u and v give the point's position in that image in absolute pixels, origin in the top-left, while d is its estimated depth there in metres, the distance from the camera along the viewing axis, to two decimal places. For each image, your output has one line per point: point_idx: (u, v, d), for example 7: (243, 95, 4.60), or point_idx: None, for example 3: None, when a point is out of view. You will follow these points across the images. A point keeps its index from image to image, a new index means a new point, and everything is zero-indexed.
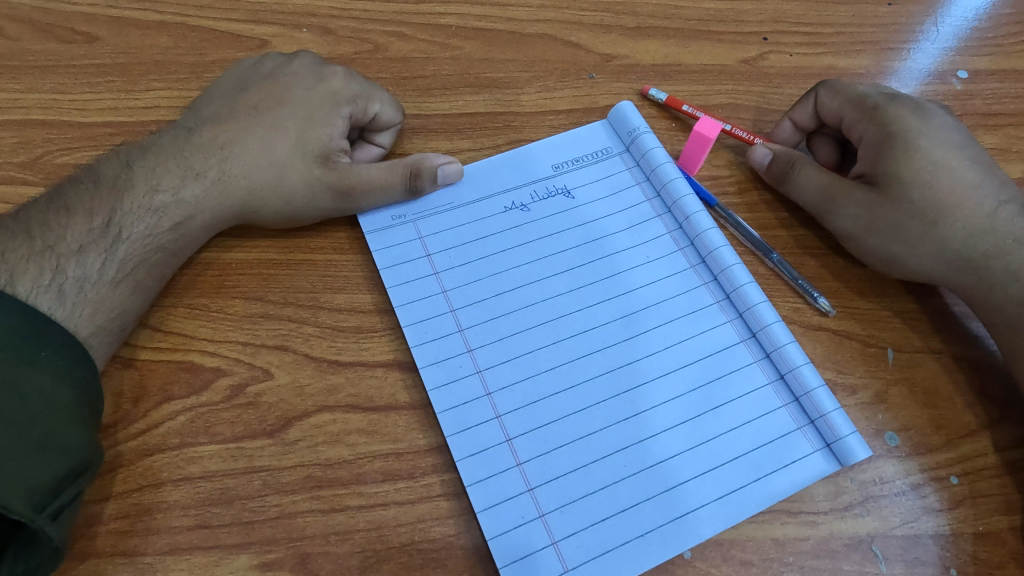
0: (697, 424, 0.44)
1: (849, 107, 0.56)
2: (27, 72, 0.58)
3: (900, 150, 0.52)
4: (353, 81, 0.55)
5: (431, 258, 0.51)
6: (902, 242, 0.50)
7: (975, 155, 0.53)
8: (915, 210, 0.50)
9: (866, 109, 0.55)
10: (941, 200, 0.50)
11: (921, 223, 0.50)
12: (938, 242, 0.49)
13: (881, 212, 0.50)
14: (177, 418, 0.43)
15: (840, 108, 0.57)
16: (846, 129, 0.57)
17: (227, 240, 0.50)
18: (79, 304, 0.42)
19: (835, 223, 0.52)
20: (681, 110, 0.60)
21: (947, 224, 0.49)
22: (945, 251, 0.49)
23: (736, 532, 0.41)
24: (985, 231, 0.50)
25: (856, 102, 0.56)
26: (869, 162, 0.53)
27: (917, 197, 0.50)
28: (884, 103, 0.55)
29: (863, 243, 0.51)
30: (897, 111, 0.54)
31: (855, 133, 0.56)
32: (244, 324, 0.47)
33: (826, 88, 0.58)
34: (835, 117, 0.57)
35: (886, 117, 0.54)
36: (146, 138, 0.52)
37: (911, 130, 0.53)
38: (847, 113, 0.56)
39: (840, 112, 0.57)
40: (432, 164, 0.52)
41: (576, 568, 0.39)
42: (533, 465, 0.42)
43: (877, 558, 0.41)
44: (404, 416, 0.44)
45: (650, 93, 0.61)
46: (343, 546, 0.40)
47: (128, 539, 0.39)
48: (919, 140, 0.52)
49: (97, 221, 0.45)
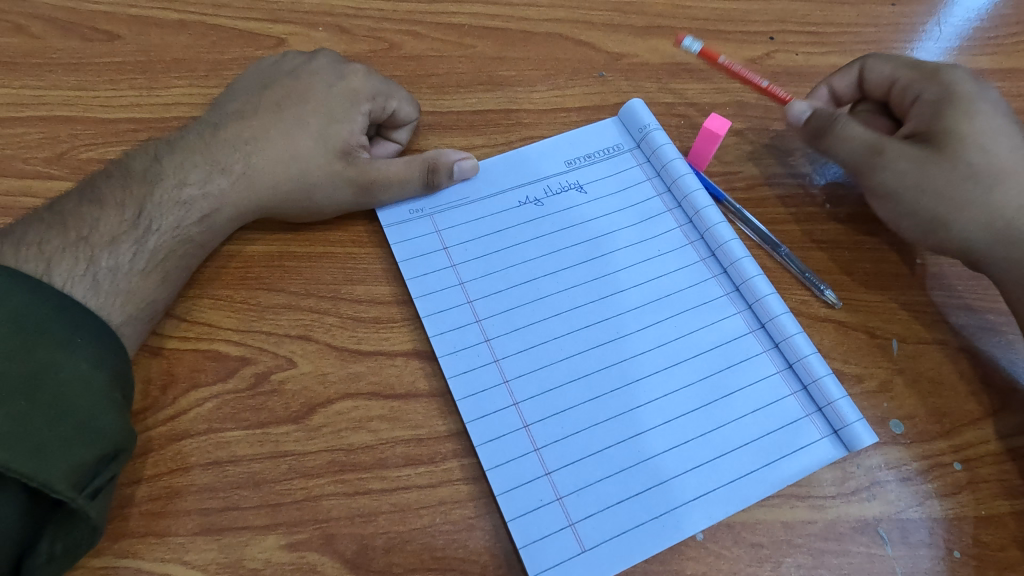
0: (708, 411, 0.46)
1: (903, 72, 0.57)
2: (50, 70, 0.59)
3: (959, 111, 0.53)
4: (372, 78, 0.56)
5: (448, 251, 0.52)
6: (948, 207, 0.51)
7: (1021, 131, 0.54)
8: (968, 172, 0.51)
9: (923, 72, 0.56)
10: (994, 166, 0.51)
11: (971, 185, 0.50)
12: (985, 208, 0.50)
13: (930, 171, 0.51)
14: (205, 405, 0.45)
15: (892, 73, 0.58)
16: (897, 92, 0.58)
17: (248, 233, 0.52)
18: (112, 293, 0.43)
19: (881, 178, 0.53)
20: (717, 62, 0.63)
21: (998, 192, 0.50)
22: (990, 219, 0.50)
23: (747, 515, 0.43)
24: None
25: (911, 67, 0.57)
26: (923, 120, 0.54)
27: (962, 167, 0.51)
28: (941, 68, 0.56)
29: (909, 202, 0.52)
30: (954, 77, 0.55)
31: (908, 94, 0.56)
32: (267, 314, 0.48)
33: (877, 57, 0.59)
34: (886, 82, 0.58)
35: (943, 80, 0.55)
36: (171, 134, 0.54)
37: (968, 95, 0.54)
38: (901, 76, 0.57)
39: (892, 77, 0.58)
40: (449, 160, 0.54)
41: (593, 549, 0.41)
42: (550, 450, 0.44)
43: (882, 540, 0.43)
44: (424, 403, 0.46)
45: (685, 44, 0.64)
46: (368, 528, 0.41)
47: (159, 520, 0.41)
48: (976, 106, 0.53)
49: (129, 213, 0.47)
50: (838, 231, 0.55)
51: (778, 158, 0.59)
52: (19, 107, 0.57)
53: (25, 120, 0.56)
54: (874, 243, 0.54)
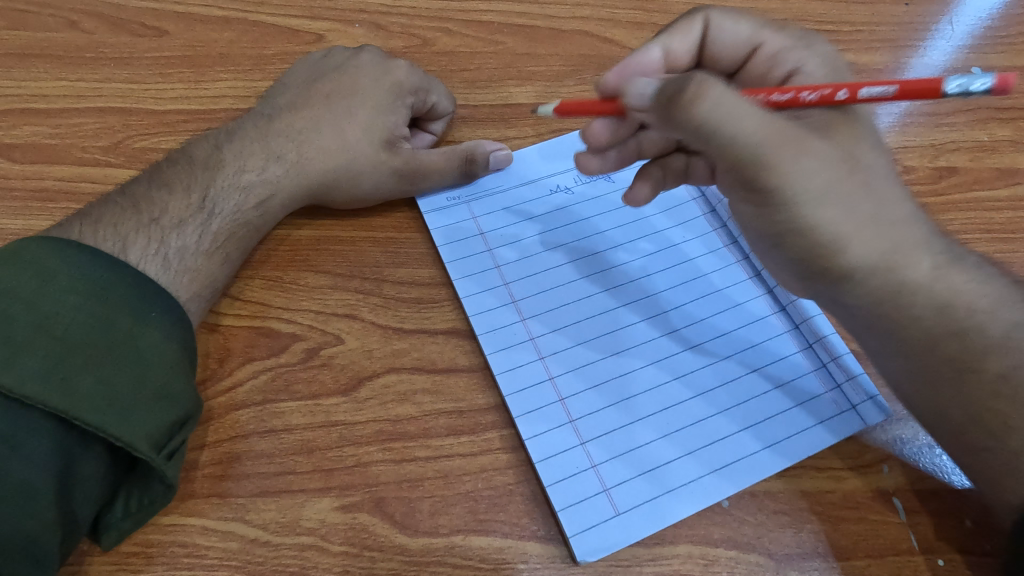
0: (733, 388, 0.48)
1: (765, 33, 0.52)
2: (102, 64, 0.62)
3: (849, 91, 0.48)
4: (414, 73, 0.59)
5: (484, 236, 0.55)
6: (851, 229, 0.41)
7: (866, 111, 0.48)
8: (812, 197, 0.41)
9: (790, 38, 0.51)
10: (864, 181, 0.42)
11: (866, 202, 0.41)
12: (875, 229, 0.41)
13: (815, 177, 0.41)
14: (260, 377, 0.48)
15: (751, 35, 0.52)
16: (761, 59, 0.52)
17: (297, 218, 0.55)
18: (180, 271, 0.47)
19: (768, 180, 0.41)
20: None
21: (881, 211, 0.41)
22: (878, 243, 0.41)
23: (769, 485, 0.45)
24: (918, 226, 0.42)
25: (772, 30, 0.52)
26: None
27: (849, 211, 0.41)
28: (808, 37, 0.51)
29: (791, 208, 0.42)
30: (821, 50, 0.51)
31: (779, 62, 0.51)
32: (314, 294, 0.51)
33: (723, 11, 0.53)
34: (746, 45, 0.52)
35: (837, 66, 0.50)
36: (227, 124, 0.57)
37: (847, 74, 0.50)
38: (765, 39, 0.51)
39: (753, 39, 0.52)
40: (485, 151, 0.57)
41: (626, 513, 0.43)
42: (585, 422, 0.46)
43: (897, 508, 0.45)
44: (464, 377, 0.48)
45: None
46: (414, 492, 0.44)
47: (221, 483, 0.44)
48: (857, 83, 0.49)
49: (194, 198, 0.50)
50: None
51: None
52: (75, 98, 0.60)
53: (82, 110, 0.59)
54: None
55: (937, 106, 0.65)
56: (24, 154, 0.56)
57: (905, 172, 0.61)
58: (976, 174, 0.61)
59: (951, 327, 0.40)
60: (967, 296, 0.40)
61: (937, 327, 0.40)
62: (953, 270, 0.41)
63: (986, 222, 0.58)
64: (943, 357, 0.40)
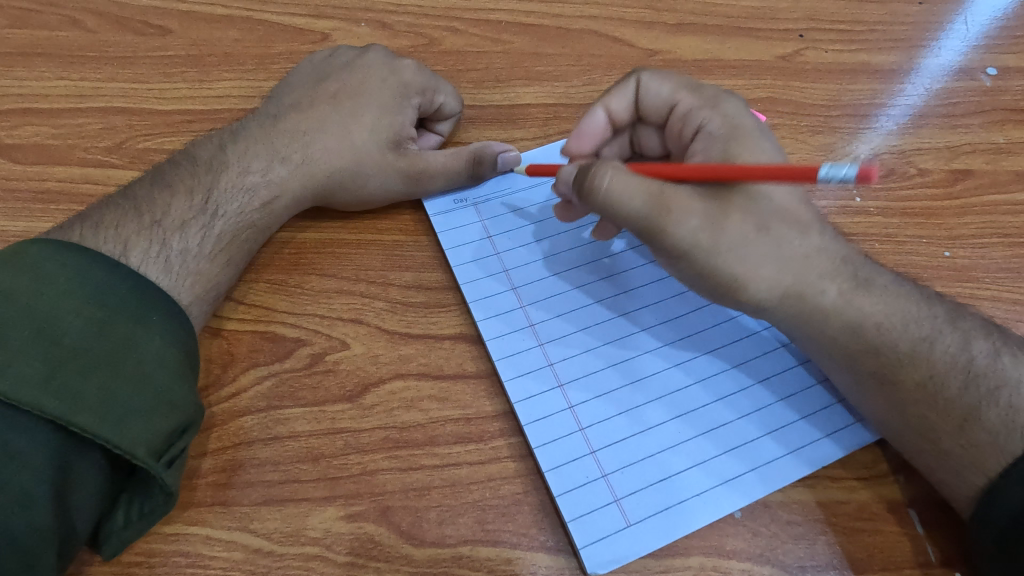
0: (745, 396, 0.48)
1: (683, 92, 0.52)
2: (105, 63, 0.61)
3: (740, 145, 0.48)
4: (421, 73, 0.58)
5: (492, 239, 0.54)
6: (766, 266, 0.44)
7: (776, 145, 0.49)
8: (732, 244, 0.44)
9: (703, 97, 0.51)
10: (768, 219, 0.45)
11: (770, 244, 0.44)
12: (780, 265, 0.44)
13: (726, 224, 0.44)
14: (264, 383, 0.47)
15: (671, 93, 0.53)
16: (678, 116, 0.52)
17: (302, 220, 0.54)
18: (183, 274, 0.46)
19: (676, 240, 0.44)
20: None
21: (788, 245, 0.45)
22: (782, 277, 0.45)
23: (783, 495, 0.44)
24: (824, 253, 0.46)
25: (691, 89, 0.52)
26: (707, 152, 0.49)
27: (763, 251, 0.44)
28: (722, 95, 0.51)
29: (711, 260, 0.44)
30: (735, 107, 0.50)
31: (690, 121, 0.51)
32: (320, 298, 0.50)
33: (651, 73, 0.54)
34: (666, 104, 0.53)
35: (740, 123, 0.49)
36: (231, 125, 0.56)
37: (752, 129, 0.49)
38: (681, 98, 0.52)
39: (671, 98, 0.53)
40: (493, 152, 0.56)
41: (637, 524, 0.42)
42: (595, 431, 0.45)
43: (913, 520, 0.43)
44: (472, 384, 0.48)
45: None
46: (421, 501, 0.43)
47: (225, 491, 0.43)
48: (759, 138, 0.49)
49: (197, 199, 0.49)
50: (869, 224, 0.57)
51: (810, 154, 0.61)
52: (77, 98, 0.59)
53: (85, 110, 0.58)
54: (904, 236, 0.56)
55: (951, 107, 0.64)
56: (25, 155, 0.55)
57: (920, 175, 0.59)
58: (992, 177, 0.60)
59: (863, 346, 0.45)
60: (876, 317, 0.45)
61: (854, 344, 0.45)
62: (860, 294, 0.45)
63: (1003, 225, 0.57)
64: (868, 368, 0.44)
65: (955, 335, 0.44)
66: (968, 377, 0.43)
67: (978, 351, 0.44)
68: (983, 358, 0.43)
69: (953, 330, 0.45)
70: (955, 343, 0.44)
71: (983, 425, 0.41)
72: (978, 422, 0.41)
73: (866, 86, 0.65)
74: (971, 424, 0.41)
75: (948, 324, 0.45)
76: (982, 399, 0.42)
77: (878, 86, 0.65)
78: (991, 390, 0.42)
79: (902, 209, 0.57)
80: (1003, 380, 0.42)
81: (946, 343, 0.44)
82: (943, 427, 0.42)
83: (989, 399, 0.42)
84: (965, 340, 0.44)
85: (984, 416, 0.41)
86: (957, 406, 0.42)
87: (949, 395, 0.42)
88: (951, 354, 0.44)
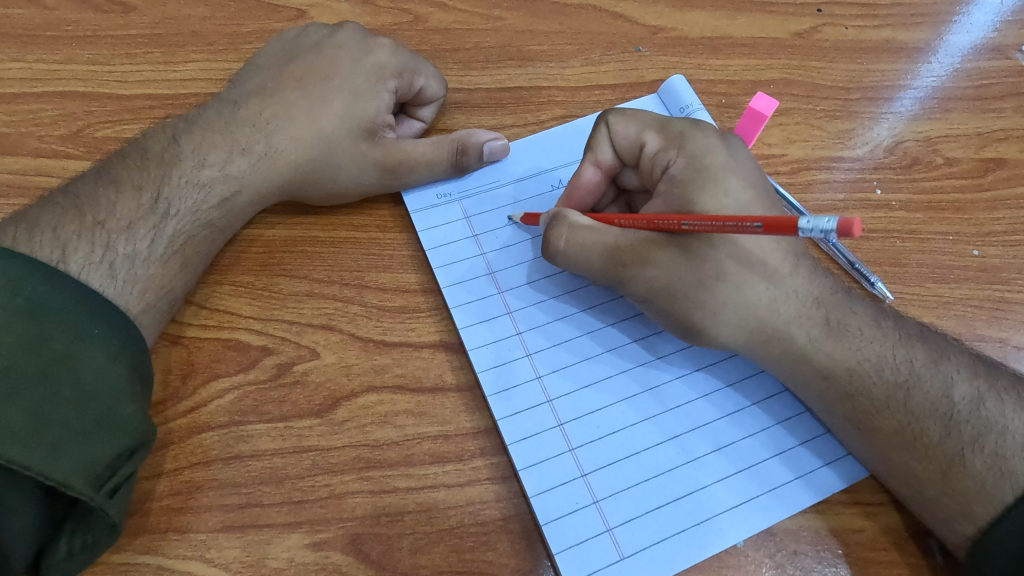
0: (750, 414, 0.43)
1: (650, 132, 0.46)
2: (63, 43, 0.57)
3: (702, 191, 0.42)
4: (398, 52, 0.53)
5: (478, 238, 0.49)
6: (728, 312, 0.41)
7: (749, 180, 0.43)
8: (690, 292, 0.41)
9: (669, 135, 0.45)
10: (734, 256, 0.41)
11: (732, 288, 0.41)
12: (744, 311, 0.41)
13: (682, 274, 0.41)
14: (226, 397, 0.43)
15: (638, 134, 0.47)
16: (646, 160, 0.46)
17: (271, 216, 0.50)
18: (129, 281, 0.42)
19: (643, 295, 0.42)
20: None
21: (751, 288, 0.41)
22: (747, 322, 0.41)
23: (791, 522, 0.40)
24: (795, 295, 0.42)
25: (658, 128, 0.46)
26: (669, 199, 0.44)
27: (723, 296, 0.41)
28: (691, 130, 0.45)
29: (672, 309, 0.42)
30: (704, 143, 0.44)
31: (657, 164, 0.46)
32: (288, 303, 0.46)
33: (618, 113, 0.48)
34: (635, 147, 0.47)
35: (706, 163, 0.43)
36: (189, 112, 0.52)
37: (721, 167, 0.43)
38: (648, 139, 0.46)
39: (639, 140, 0.47)
40: (479, 140, 0.51)
41: (632, 557, 0.39)
42: (586, 451, 0.42)
43: (932, 552, 0.39)
44: (452, 398, 0.44)
45: None
46: (393, 528, 0.40)
47: (180, 516, 0.40)
48: (727, 179, 0.43)
49: (146, 197, 0.45)
50: (890, 219, 0.52)
51: (827, 142, 0.56)
52: (32, 81, 0.55)
53: (41, 95, 0.54)
54: (930, 232, 0.51)
55: (983, 88, 0.58)
56: None
57: (948, 164, 0.54)
58: None
59: (838, 395, 0.41)
60: (849, 363, 0.41)
61: (826, 391, 0.41)
62: (833, 340, 0.41)
63: None
64: (844, 415, 0.41)
65: (936, 376, 0.40)
66: (948, 424, 0.38)
67: (961, 396, 0.39)
68: (967, 405, 0.39)
69: (933, 371, 0.40)
70: (935, 387, 0.39)
71: (968, 471, 0.37)
72: (962, 469, 0.37)
73: (889, 65, 0.60)
74: (954, 471, 0.37)
75: (928, 367, 0.40)
76: (965, 446, 0.38)
77: (902, 66, 0.60)
78: (974, 437, 0.38)
79: (927, 201, 0.52)
80: (988, 426, 0.38)
81: (926, 387, 0.40)
82: (927, 473, 0.38)
83: (973, 445, 0.38)
84: (947, 384, 0.39)
85: (968, 464, 0.37)
86: (938, 454, 0.38)
87: (929, 441, 0.38)
88: (931, 400, 0.39)
